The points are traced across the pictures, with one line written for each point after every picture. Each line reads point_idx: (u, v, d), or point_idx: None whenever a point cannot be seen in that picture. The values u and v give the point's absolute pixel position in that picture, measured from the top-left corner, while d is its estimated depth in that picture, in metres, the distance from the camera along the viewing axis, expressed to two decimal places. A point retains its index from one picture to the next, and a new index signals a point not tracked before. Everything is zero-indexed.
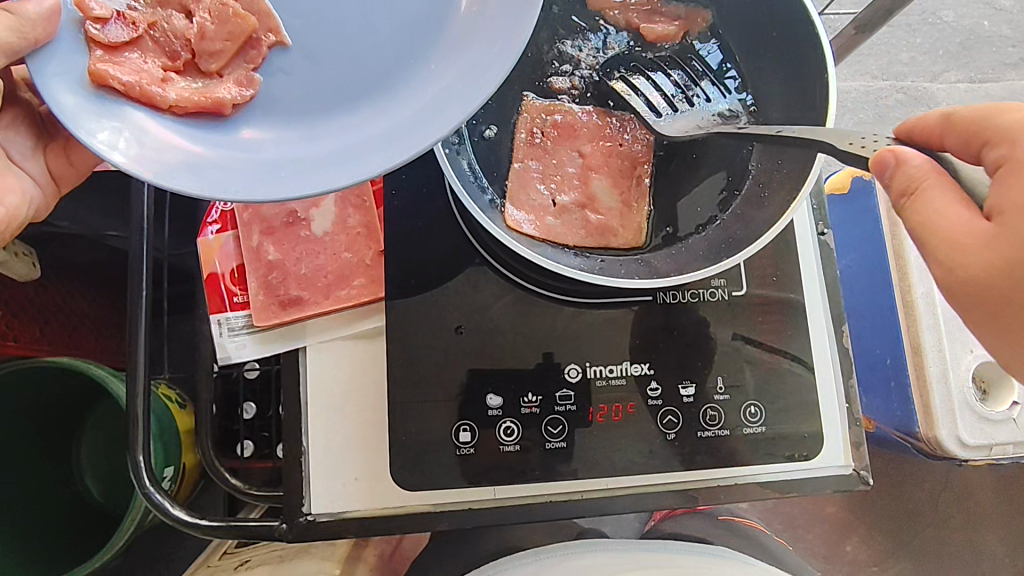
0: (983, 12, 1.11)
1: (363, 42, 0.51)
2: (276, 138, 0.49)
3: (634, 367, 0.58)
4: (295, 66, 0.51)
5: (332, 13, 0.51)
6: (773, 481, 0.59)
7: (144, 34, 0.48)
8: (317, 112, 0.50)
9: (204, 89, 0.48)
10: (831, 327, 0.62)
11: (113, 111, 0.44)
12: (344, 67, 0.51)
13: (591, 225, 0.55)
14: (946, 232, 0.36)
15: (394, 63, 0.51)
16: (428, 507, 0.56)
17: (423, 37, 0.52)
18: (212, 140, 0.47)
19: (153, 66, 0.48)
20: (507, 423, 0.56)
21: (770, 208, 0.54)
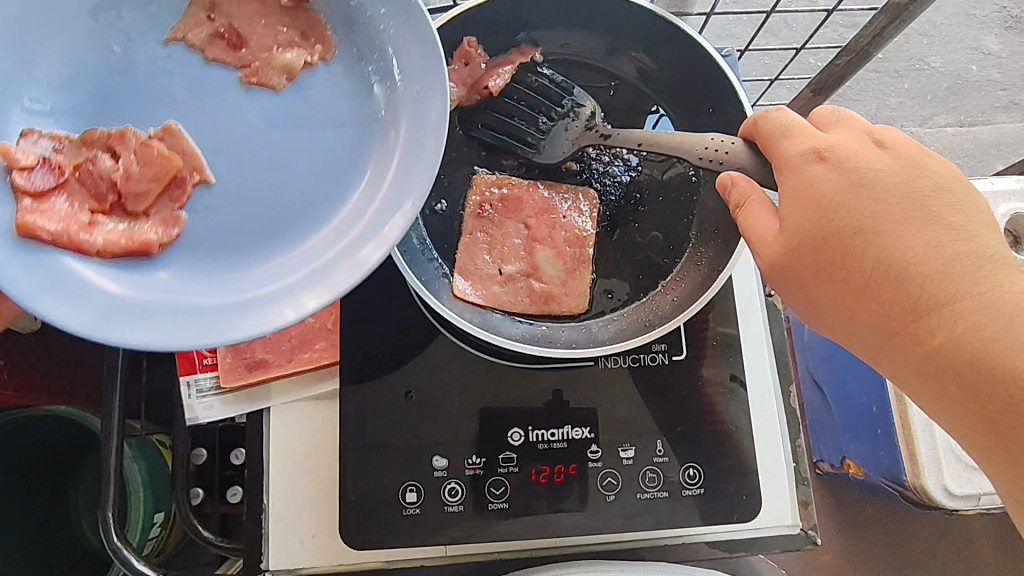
0: (971, 58, 1.32)
1: (276, 181, 0.51)
2: (201, 276, 0.49)
3: (575, 430, 0.60)
4: (219, 202, 0.50)
5: (255, 147, 0.51)
6: (718, 540, 0.60)
7: (69, 176, 0.48)
8: (224, 258, 0.49)
9: (125, 230, 0.48)
10: (777, 386, 0.64)
11: (38, 259, 0.44)
12: (267, 201, 0.51)
13: (534, 293, 0.58)
14: (763, 232, 0.50)
15: (318, 198, 0.51)
16: (381, 563, 0.59)
17: (338, 182, 0.51)
18: (136, 283, 0.47)
19: (78, 210, 0.47)
20: (451, 484, 0.59)
21: (701, 273, 0.59)
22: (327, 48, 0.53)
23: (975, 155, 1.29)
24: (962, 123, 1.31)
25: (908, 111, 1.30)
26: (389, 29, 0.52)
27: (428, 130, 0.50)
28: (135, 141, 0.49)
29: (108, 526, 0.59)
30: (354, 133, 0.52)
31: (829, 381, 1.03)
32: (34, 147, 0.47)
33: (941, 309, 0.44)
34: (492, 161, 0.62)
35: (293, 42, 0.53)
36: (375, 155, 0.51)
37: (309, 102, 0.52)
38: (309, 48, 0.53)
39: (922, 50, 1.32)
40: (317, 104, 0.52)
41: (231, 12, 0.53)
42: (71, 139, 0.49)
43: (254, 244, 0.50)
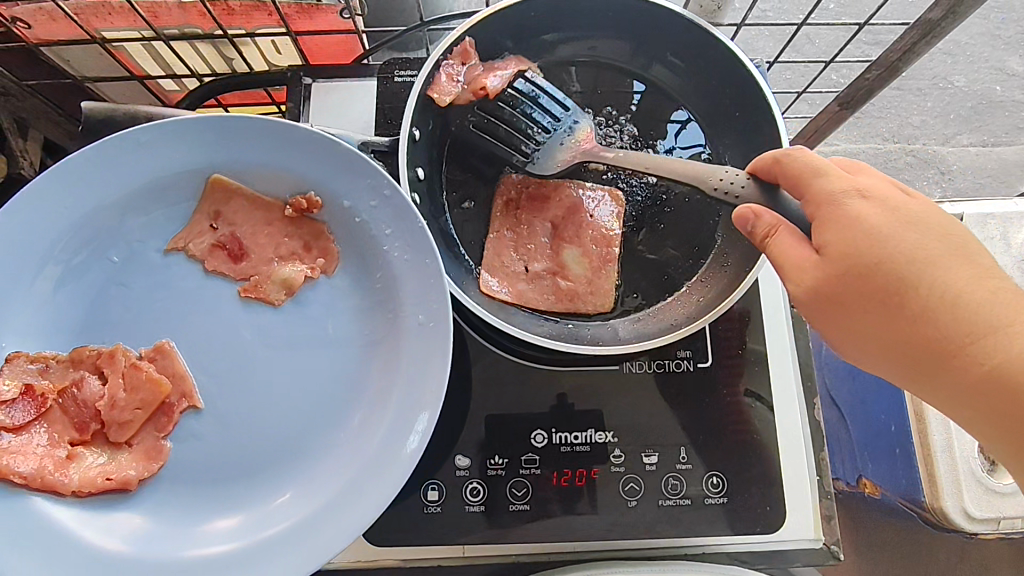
0: (996, 78, 1.32)
1: (277, 398, 0.54)
2: (177, 527, 0.50)
3: (598, 435, 0.60)
4: (205, 429, 0.52)
5: (248, 376, 0.53)
6: (741, 552, 0.59)
7: (52, 404, 0.51)
8: (225, 488, 0.52)
9: (111, 464, 0.51)
10: (802, 397, 0.63)
11: (7, 505, 0.47)
12: (259, 416, 0.53)
13: (560, 290, 0.58)
14: (793, 259, 0.48)
15: (307, 422, 0.53)
16: (399, 561, 0.58)
17: (333, 411, 0.54)
18: (111, 531, 0.49)
19: (58, 443, 0.50)
20: (473, 483, 0.58)
21: (730, 274, 0.59)
22: (325, 252, 0.56)
23: (998, 175, 1.28)
24: (986, 143, 1.30)
25: (930, 130, 1.30)
26: (395, 253, 0.55)
27: (428, 384, 0.52)
28: (125, 363, 0.52)
29: None
30: (353, 352, 0.55)
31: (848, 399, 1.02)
32: (22, 374, 0.51)
33: (983, 338, 0.42)
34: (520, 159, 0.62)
35: (294, 254, 0.56)
36: (371, 390, 0.54)
37: (309, 319, 0.55)
38: (306, 249, 0.57)
39: (947, 69, 1.32)
40: (321, 305, 0.55)
41: (235, 220, 0.56)
42: (60, 360, 0.52)
43: (258, 466, 0.52)
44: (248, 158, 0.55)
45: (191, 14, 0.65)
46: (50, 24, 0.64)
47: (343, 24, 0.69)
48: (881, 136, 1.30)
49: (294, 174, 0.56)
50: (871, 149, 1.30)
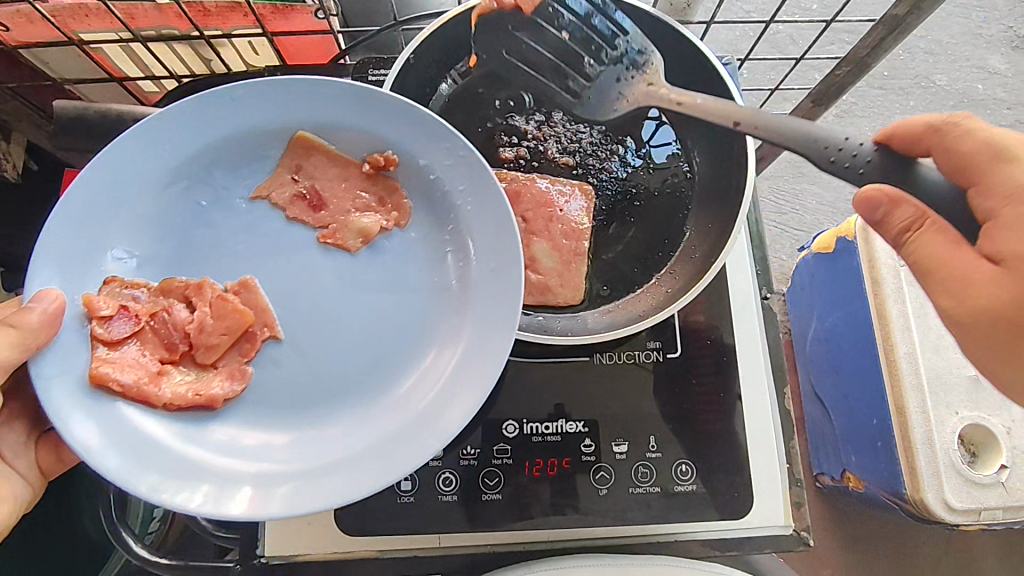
0: (978, 76, 1.33)
1: (352, 344, 0.53)
2: (267, 439, 0.50)
3: (569, 425, 0.61)
4: (288, 359, 0.52)
5: (332, 305, 0.53)
6: (712, 539, 0.60)
7: (144, 325, 0.50)
8: (299, 419, 0.51)
9: (198, 381, 0.50)
10: (773, 387, 0.64)
11: (99, 407, 0.46)
12: (338, 352, 0.52)
13: (531, 284, 0.59)
14: (955, 267, 0.45)
15: (393, 342, 0.53)
16: (375, 553, 0.59)
17: (419, 337, 0.53)
18: (203, 439, 0.49)
19: (149, 359, 0.50)
20: (445, 473, 0.59)
21: (695, 263, 0.61)
22: (399, 204, 0.55)
23: None
24: None
25: None
26: (465, 204, 0.54)
27: (502, 313, 0.51)
28: (212, 297, 0.51)
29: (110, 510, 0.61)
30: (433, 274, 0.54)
31: (831, 394, 1.04)
32: (117, 296, 0.50)
33: None
34: (491, 156, 0.64)
35: (368, 207, 0.55)
36: (450, 326, 0.53)
37: (382, 267, 0.54)
38: (378, 202, 0.55)
39: (928, 68, 1.34)
40: (399, 249, 0.55)
41: (316, 175, 0.55)
42: (150, 287, 0.51)
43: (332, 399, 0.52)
44: (326, 113, 0.54)
45: (168, 16, 0.66)
46: (28, 26, 0.65)
47: (319, 25, 0.70)
48: (863, 134, 1.32)
49: (376, 134, 0.55)
50: None
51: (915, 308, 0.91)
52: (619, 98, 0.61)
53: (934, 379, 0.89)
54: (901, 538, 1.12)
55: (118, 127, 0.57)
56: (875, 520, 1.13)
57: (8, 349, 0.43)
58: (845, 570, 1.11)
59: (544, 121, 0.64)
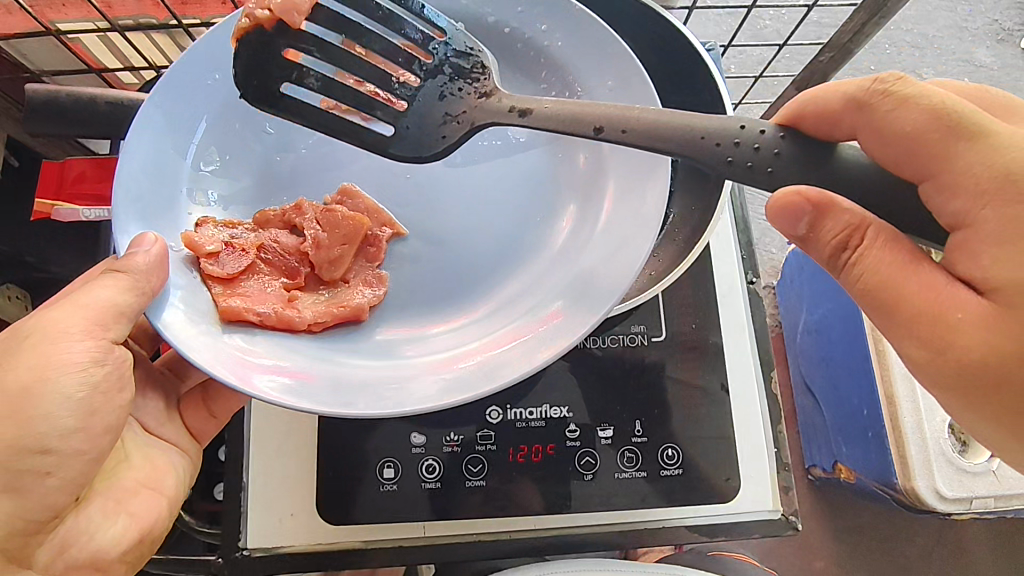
0: (963, 69, 1.34)
1: (485, 216, 0.59)
2: (417, 336, 0.54)
3: (553, 410, 0.61)
4: (416, 250, 0.58)
5: (446, 200, 0.60)
6: (700, 526, 0.60)
7: (255, 259, 0.54)
8: (440, 302, 0.56)
9: (332, 297, 0.54)
10: (759, 372, 0.64)
11: (249, 339, 0.48)
12: (463, 237, 0.59)
13: None
14: (911, 289, 0.41)
15: (516, 231, 0.59)
16: (359, 543, 0.59)
17: (537, 231, 0.58)
18: (359, 347, 0.52)
19: (278, 287, 0.53)
20: (429, 461, 0.60)
21: (676, 246, 0.61)
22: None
23: None
24: None
25: None
26: (556, 42, 0.60)
27: (638, 182, 0.55)
28: (319, 209, 0.57)
29: None
30: (534, 167, 0.61)
31: (821, 385, 1.04)
32: (221, 233, 0.54)
33: None
34: None
35: None
36: (568, 193, 0.59)
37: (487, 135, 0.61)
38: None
39: (915, 61, 1.34)
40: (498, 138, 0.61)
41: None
42: (246, 225, 0.56)
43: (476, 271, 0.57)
44: None
45: (144, 5, 0.65)
46: (4, 17, 0.64)
47: None
48: None
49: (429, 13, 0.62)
50: None
51: None
52: (449, 117, 0.54)
53: None
54: (895, 529, 1.12)
55: (97, 115, 0.57)
56: (868, 512, 1.12)
57: (128, 293, 0.45)
58: (840, 563, 1.11)
59: None
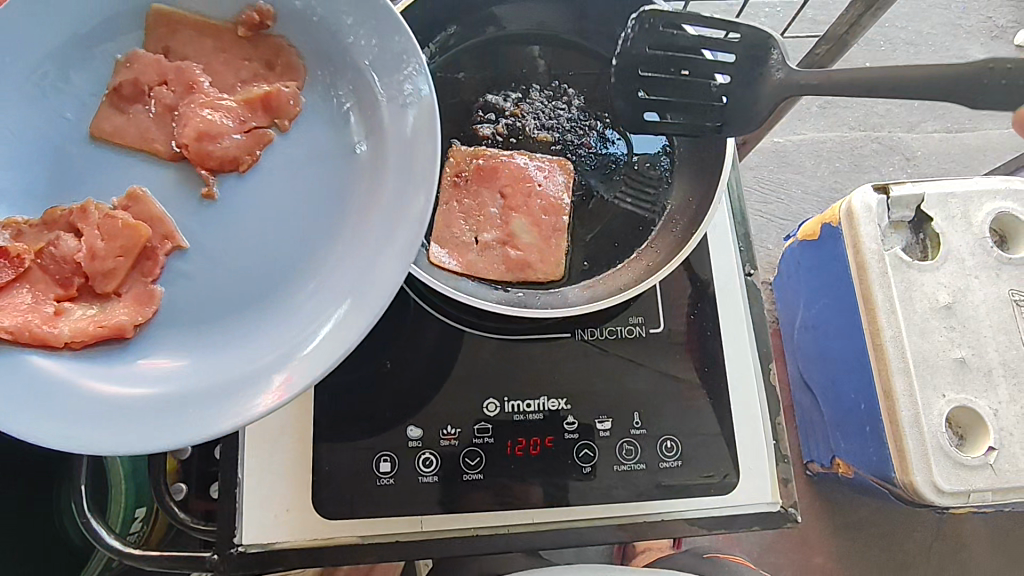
0: None
1: (288, 232, 0.55)
2: (185, 364, 0.51)
3: (551, 402, 0.61)
4: (194, 272, 0.53)
5: (252, 204, 0.55)
6: (699, 518, 0.60)
7: (30, 264, 0.50)
8: (215, 325, 0.53)
9: (100, 313, 0.50)
10: (757, 364, 0.64)
11: (5, 360, 0.46)
12: (251, 253, 0.54)
13: (511, 260, 0.62)
14: None
15: (292, 247, 0.55)
16: (356, 539, 0.59)
17: (314, 245, 0.55)
18: (114, 371, 0.49)
19: (42, 301, 0.49)
20: (426, 454, 0.59)
21: (670, 236, 0.64)
22: (286, 67, 0.57)
23: (962, 160, 1.30)
24: (949, 130, 1.32)
25: (894, 118, 1.32)
26: (359, 39, 0.56)
27: (404, 214, 0.53)
28: (102, 214, 0.52)
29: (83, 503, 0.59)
30: (324, 169, 0.56)
31: (819, 380, 1.04)
32: None
33: None
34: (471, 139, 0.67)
35: (256, 74, 0.57)
36: (350, 207, 0.55)
37: (295, 143, 0.56)
38: (264, 73, 0.57)
39: (909, 58, 1.34)
40: (289, 151, 0.56)
41: (182, 54, 0.56)
42: (36, 223, 0.52)
43: (257, 287, 0.54)
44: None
45: None
46: None
47: None
48: (847, 124, 1.32)
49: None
50: (836, 137, 1.32)
51: (901, 291, 0.89)
52: None
53: (923, 363, 0.87)
54: (893, 525, 1.12)
55: None
56: (867, 507, 1.12)
57: None
58: (838, 558, 1.11)
59: (521, 98, 0.69)
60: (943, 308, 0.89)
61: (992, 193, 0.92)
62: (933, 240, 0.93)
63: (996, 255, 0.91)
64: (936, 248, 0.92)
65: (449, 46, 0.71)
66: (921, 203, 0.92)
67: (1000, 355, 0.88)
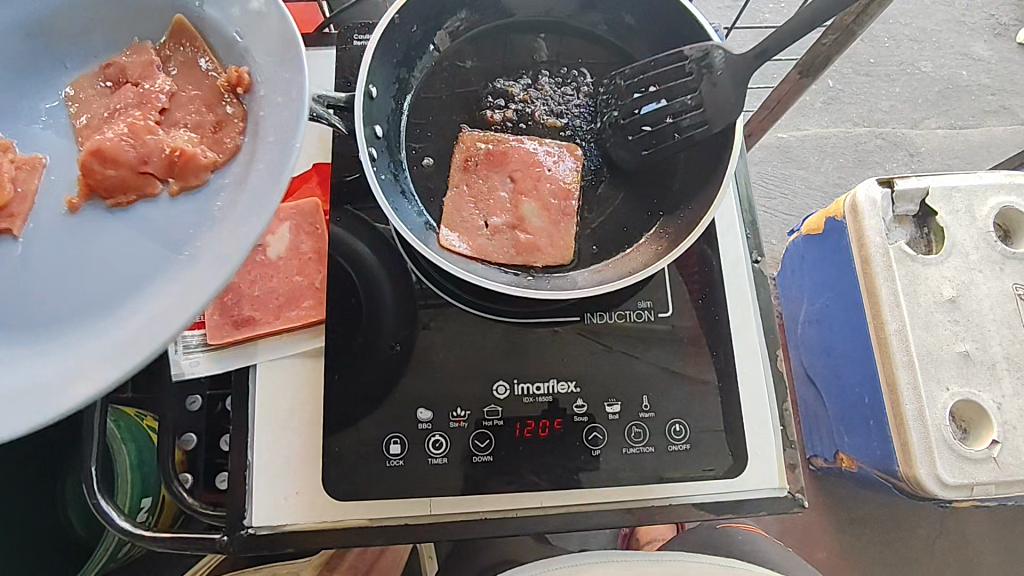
0: (961, 63, 1.34)
1: (117, 274, 0.47)
2: None
3: (560, 385, 0.61)
4: (3, 262, 0.47)
5: (104, 243, 0.48)
6: (706, 502, 0.60)
7: None
8: (28, 333, 0.46)
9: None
10: (764, 351, 0.65)
11: None
12: (85, 285, 0.47)
13: (521, 244, 0.62)
14: None
15: (123, 283, 0.47)
16: (366, 521, 0.59)
17: (142, 285, 0.46)
18: None
19: None
20: (435, 436, 0.60)
21: (684, 222, 0.64)
22: (229, 142, 0.49)
23: (965, 157, 1.30)
24: (953, 126, 1.32)
25: (899, 115, 1.33)
26: (275, 108, 0.49)
27: (189, 300, 0.45)
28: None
29: (92, 485, 0.59)
30: (195, 227, 0.48)
31: (822, 373, 1.04)
32: None
33: None
34: (482, 124, 0.67)
35: (193, 118, 0.50)
36: (184, 267, 0.46)
37: (189, 207, 0.48)
38: (212, 134, 0.50)
39: (914, 55, 1.34)
40: (152, 219, 0.48)
41: (167, 58, 0.52)
42: None
43: (76, 309, 0.46)
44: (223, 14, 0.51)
45: None
46: None
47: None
48: (851, 120, 1.32)
49: (233, 33, 0.51)
50: (841, 132, 1.32)
51: (905, 285, 0.89)
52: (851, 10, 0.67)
53: (926, 354, 0.87)
54: (896, 519, 1.12)
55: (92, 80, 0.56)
56: (870, 501, 1.13)
57: None
58: (841, 553, 1.11)
59: (530, 85, 0.69)
60: (946, 302, 0.89)
61: (996, 187, 0.93)
62: (936, 235, 0.93)
63: (1000, 249, 0.91)
64: (940, 241, 0.92)
65: (458, 32, 0.71)
66: (926, 196, 0.92)
67: (1004, 349, 0.88)
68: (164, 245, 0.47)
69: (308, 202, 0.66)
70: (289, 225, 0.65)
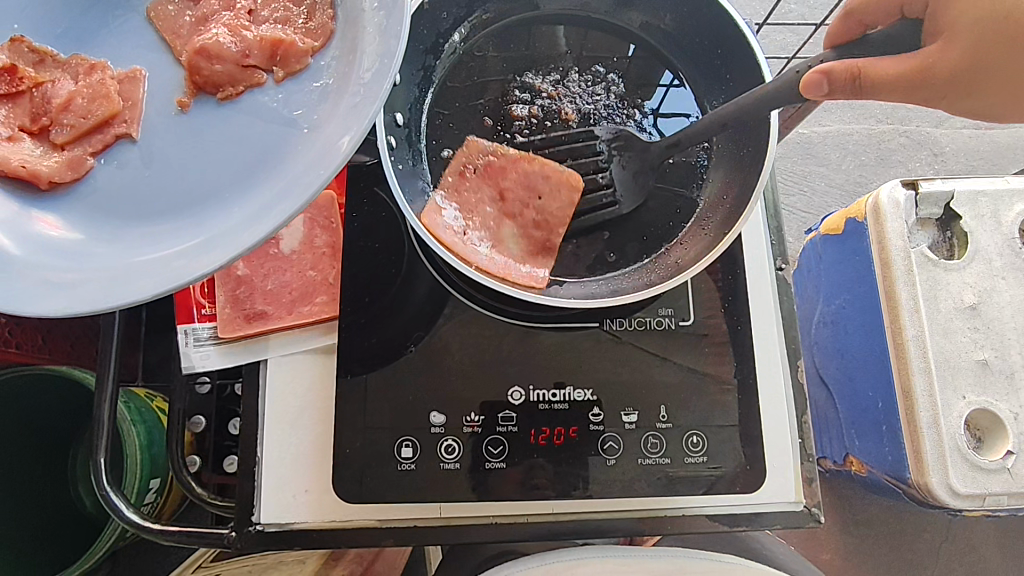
0: None
1: (237, 155, 0.49)
2: (106, 237, 0.48)
3: (577, 393, 0.60)
4: (131, 160, 0.50)
5: (222, 128, 0.50)
6: (719, 514, 0.59)
7: (28, 87, 0.51)
8: (165, 210, 0.49)
9: (35, 158, 0.49)
10: (784, 360, 0.63)
11: None
12: (211, 171, 0.49)
13: (491, 260, 0.60)
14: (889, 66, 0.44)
15: (246, 166, 0.49)
16: (374, 522, 0.58)
17: (269, 164, 0.49)
18: (38, 214, 0.48)
19: (8, 124, 0.50)
20: (448, 441, 0.59)
21: (710, 234, 0.62)
22: (319, 24, 0.52)
23: (992, 158, 1.27)
24: (980, 127, 1.29)
25: (924, 113, 1.29)
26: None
27: (316, 161, 0.47)
28: (103, 75, 0.51)
29: (101, 475, 0.58)
30: (302, 103, 0.50)
31: (836, 377, 1.02)
32: (15, 57, 0.51)
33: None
34: (504, 120, 0.65)
35: (286, 12, 0.53)
36: (300, 134, 0.49)
37: (294, 89, 0.51)
38: (303, 23, 0.52)
39: None
40: (261, 104, 0.51)
41: None
42: (49, 58, 0.52)
43: (209, 189, 0.49)
44: None
45: None
46: None
47: None
48: (875, 117, 1.29)
49: None
50: (864, 130, 1.29)
51: (925, 290, 0.86)
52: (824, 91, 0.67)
53: (945, 362, 0.85)
54: (902, 523, 1.11)
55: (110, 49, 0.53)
56: (876, 505, 1.11)
57: None
58: (846, 555, 1.10)
59: (559, 81, 0.67)
60: (968, 309, 0.86)
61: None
62: (959, 239, 0.90)
63: None
64: (963, 247, 0.89)
65: (486, 22, 0.69)
66: (951, 199, 0.89)
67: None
68: (276, 123, 0.50)
69: (324, 195, 0.65)
70: (304, 217, 0.64)
